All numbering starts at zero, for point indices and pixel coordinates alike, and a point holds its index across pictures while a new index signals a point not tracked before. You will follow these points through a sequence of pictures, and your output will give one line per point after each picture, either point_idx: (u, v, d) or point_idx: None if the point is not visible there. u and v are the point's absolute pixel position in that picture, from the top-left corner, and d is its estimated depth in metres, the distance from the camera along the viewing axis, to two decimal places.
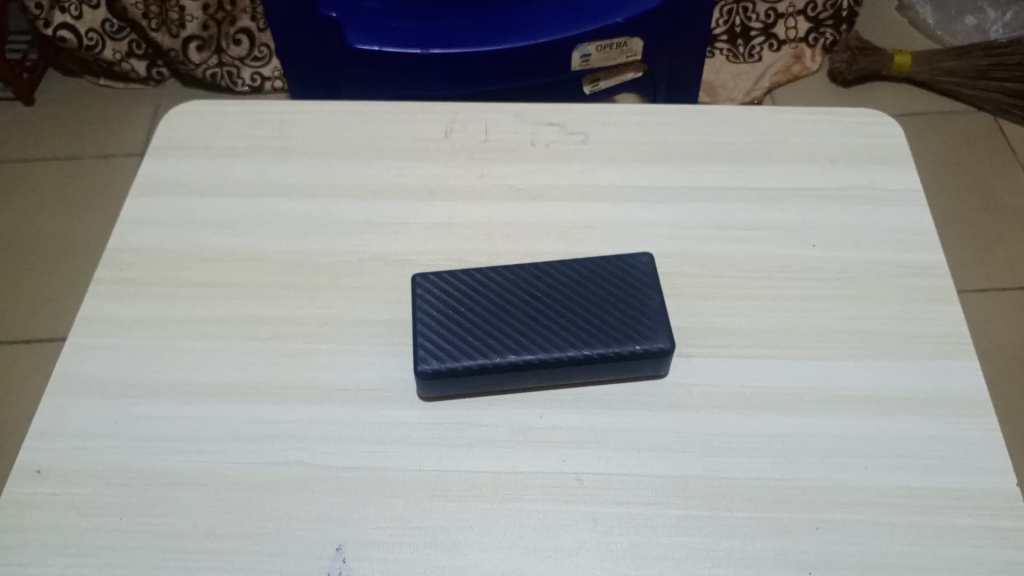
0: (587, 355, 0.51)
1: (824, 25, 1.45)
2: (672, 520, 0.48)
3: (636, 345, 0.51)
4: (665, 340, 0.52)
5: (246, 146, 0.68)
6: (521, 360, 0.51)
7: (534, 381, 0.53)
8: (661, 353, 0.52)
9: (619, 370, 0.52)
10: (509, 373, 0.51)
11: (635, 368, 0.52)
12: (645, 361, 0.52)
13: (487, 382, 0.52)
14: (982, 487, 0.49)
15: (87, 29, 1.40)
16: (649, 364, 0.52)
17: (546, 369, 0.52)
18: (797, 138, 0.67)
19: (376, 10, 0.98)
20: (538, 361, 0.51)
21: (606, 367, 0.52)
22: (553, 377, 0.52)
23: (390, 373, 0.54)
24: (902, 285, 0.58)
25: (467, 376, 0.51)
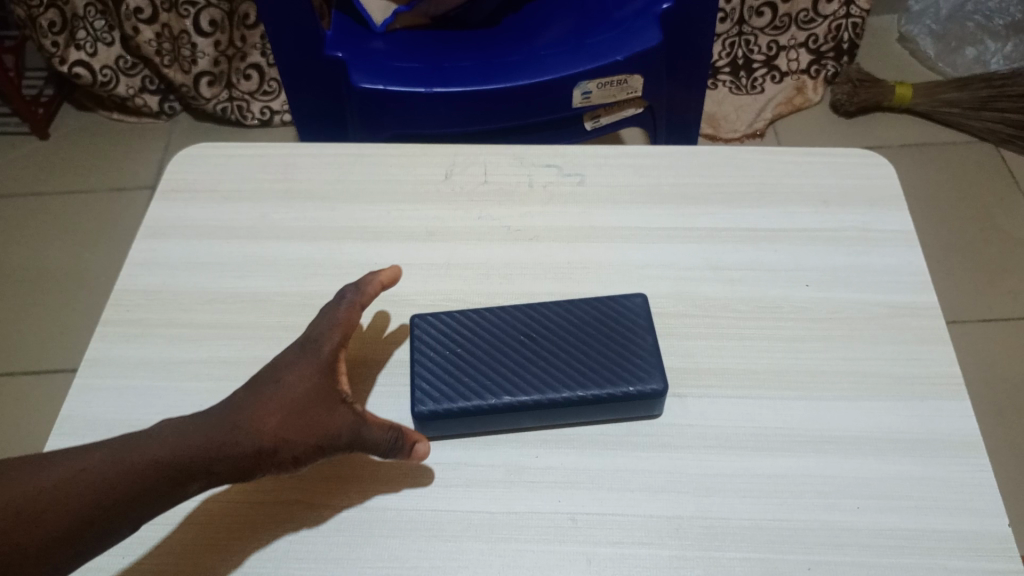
0: (581, 397, 0.52)
1: (825, 57, 1.46)
2: (664, 560, 0.48)
3: (630, 387, 0.52)
4: (658, 382, 0.53)
5: (254, 189, 0.70)
6: (515, 402, 0.52)
7: (531, 422, 0.54)
8: (654, 395, 0.53)
9: (612, 411, 0.53)
10: (503, 414, 0.53)
11: (628, 409, 0.53)
12: (636, 402, 0.53)
13: (484, 423, 0.53)
14: (974, 529, 0.49)
15: (102, 66, 1.42)
16: (643, 405, 0.53)
17: (540, 410, 0.53)
18: (790, 179, 0.68)
19: (381, 50, 1.01)
20: (533, 403, 0.52)
21: (600, 407, 0.53)
22: (548, 419, 0.53)
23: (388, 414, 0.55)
24: (894, 326, 0.59)
25: (462, 416, 0.52)
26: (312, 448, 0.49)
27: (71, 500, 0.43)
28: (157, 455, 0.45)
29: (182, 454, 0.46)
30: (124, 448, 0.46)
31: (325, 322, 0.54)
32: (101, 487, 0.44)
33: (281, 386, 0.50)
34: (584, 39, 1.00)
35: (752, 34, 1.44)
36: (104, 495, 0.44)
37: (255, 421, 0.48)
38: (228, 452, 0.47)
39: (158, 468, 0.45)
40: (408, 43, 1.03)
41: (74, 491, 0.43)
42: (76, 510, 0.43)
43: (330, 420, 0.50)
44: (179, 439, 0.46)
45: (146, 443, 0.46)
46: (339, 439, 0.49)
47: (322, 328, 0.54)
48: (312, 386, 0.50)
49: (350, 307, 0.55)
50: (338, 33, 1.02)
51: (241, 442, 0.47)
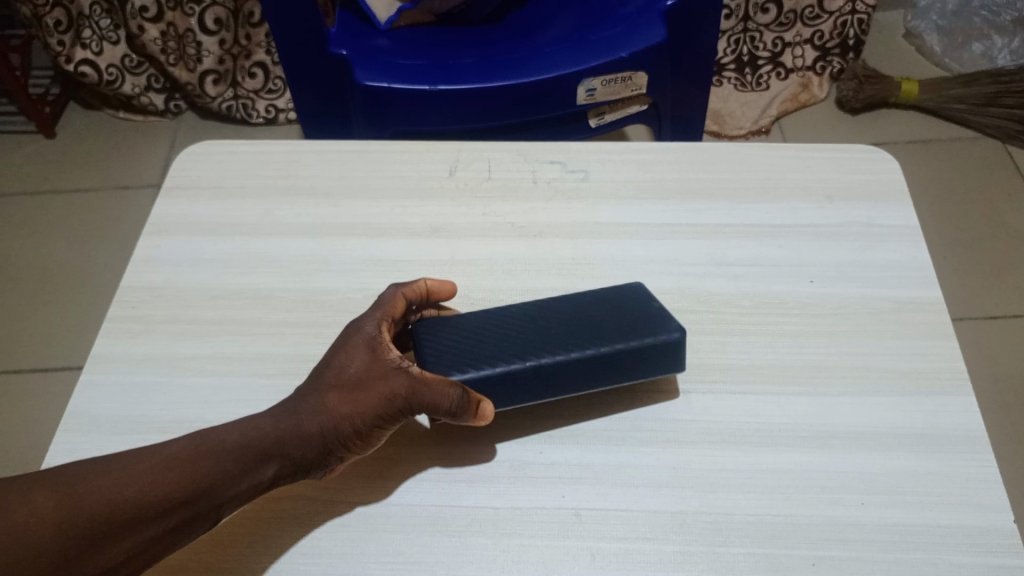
0: (606, 351, 0.52)
1: (831, 53, 1.46)
2: (669, 555, 0.48)
3: (651, 335, 0.53)
4: (676, 330, 0.53)
5: (257, 186, 0.70)
6: (538, 366, 0.52)
7: (560, 387, 0.53)
8: (671, 344, 0.53)
9: (635, 367, 0.53)
10: (527, 381, 0.52)
11: (649, 363, 0.53)
12: (658, 354, 0.53)
13: (512, 390, 0.52)
14: (980, 525, 0.49)
15: (107, 65, 1.43)
16: (667, 356, 0.53)
17: (563, 372, 0.52)
18: (794, 175, 0.68)
19: (385, 48, 1.01)
20: (559, 361, 0.52)
21: (628, 362, 0.53)
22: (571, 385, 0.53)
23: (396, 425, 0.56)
24: (899, 321, 0.59)
25: (485, 386, 0.52)
26: (375, 414, 0.49)
27: (159, 478, 0.43)
28: (232, 436, 0.46)
29: (251, 437, 0.46)
30: (196, 438, 0.45)
31: (370, 310, 0.55)
32: (183, 465, 0.44)
33: (336, 367, 0.51)
34: (588, 36, 1.00)
35: (757, 30, 1.44)
36: (182, 474, 0.43)
37: (316, 399, 0.49)
38: (293, 430, 0.48)
39: (229, 451, 0.45)
40: (413, 41, 1.03)
41: (152, 471, 0.43)
42: (155, 492, 0.42)
43: (384, 382, 0.50)
44: (251, 421, 0.47)
45: (220, 429, 0.47)
46: (399, 396, 0.50)
47: (367, 315, 0.55)
48: (366, 359, 0.51)
49: (394, 295, 0.56)
50: (342, 30, 1.02)
51: (303, 420, 0.48)
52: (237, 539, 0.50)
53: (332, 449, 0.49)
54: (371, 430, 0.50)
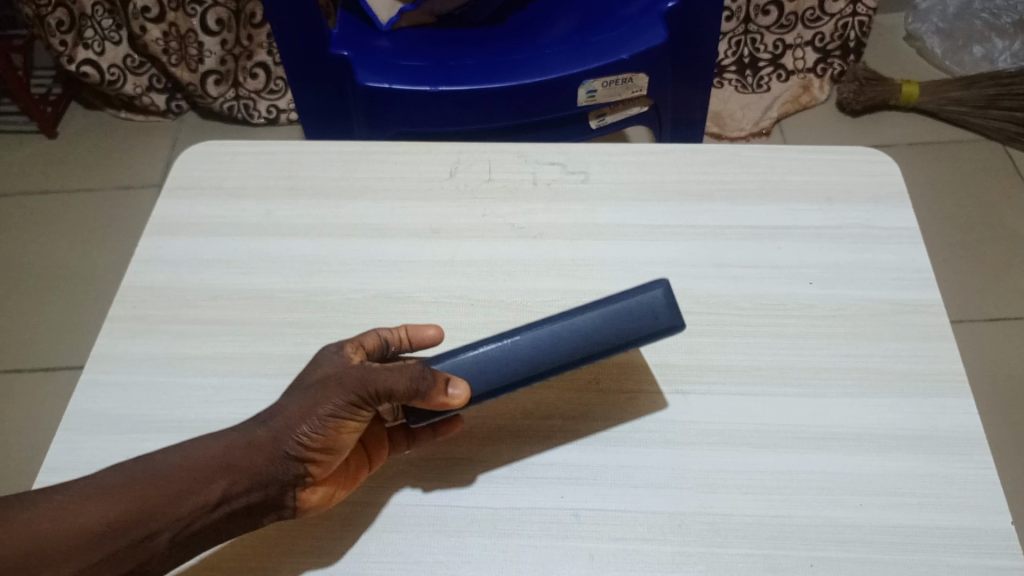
0: (580, 316, 0.51)
1: (832, 55, 1.46)
2: (667, 556, 0.49)
3: (626, 295, 0.51)
4: (654, 287, 0.51)
5: (258, 187, 0.70)
6: (513, 339, 0.51)
7: (542, 360, 0.50)
8: (646, 292, 0.51)
9: (620, 321, 0.50)
10: (508, 360, 0.51)
11: (633, 323, 0.50)
12: (636, 311, 0.50)
13: (491, 367, 0.51)
14: (978, 526, 0.49)
15: (109, 65, 1.43)
16: (650, 314, 0.50)
17: (542, 341, 0.51)
18: (794, 177, 0.68)
19: (386, 49, 1.01)
20: (532, 332, 0.51)
21: (607, 324, 0.50)
22: (558, 352, 0.50)
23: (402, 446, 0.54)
24: (899, 323, 0.59)
25: (463, 368, 0.51)
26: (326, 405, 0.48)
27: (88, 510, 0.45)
28: (174, 462, 0.48)
29: (193, 455, 0.47)
30: (145, 463, 0.47)
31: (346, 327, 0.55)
32: (115, 496, 0.46)
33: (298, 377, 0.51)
34: (589, 37, 1.00)
35: (758, 32, 1.43)
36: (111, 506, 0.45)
37: (270, 409, 0.49)
38: (239, 442, 0.48)
39: (175, 474, 0.47)
40: (414, 42, 1.04)
41: (86, 505, 0.46)
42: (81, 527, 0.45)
43: (335, 373, 0.49)
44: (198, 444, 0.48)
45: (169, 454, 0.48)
46: (347, 381, 0.48)
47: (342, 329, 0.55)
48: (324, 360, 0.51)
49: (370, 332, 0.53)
50: (343, 31, 1.02)
51: (253, 428, 0.48)
52: (239, 544, 0.51)
53: (286, 454, 0.48)
54: (325, 423, 0.48)
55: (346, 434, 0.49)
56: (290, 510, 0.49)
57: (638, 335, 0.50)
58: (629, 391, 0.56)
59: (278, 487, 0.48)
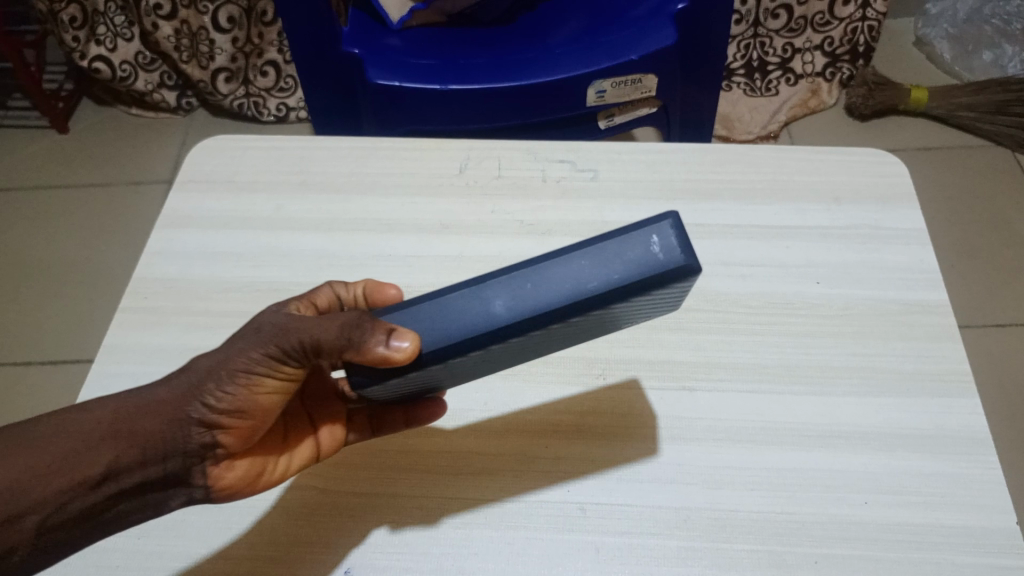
0: (558, 256, 0.40)
1: (841, 59, 1.46)
2: (672, 550, 0.49)
3: (623, 230, 0.39)
4: (660, 222, 0.39)
5: (269, 181, 0.70)
6: (479, 288, 0.40)
7: (504, 310, 0.39)
8: (648, 225, 0.39)
9: (611, 261, 0.38)
10: (465, 312, 0.40)
11: (625, 261, 0.38)
12: (632, 251, 0.38)
13: (443, 318, 0.40)
14: (984, 525, 0.49)
15: (121, 61, 1.44)
16: (648, 253, 0.38)
17: (514, 290, 0.39)
18: (803, 177, 0.68)
19: (397, 47, 1.02)
20: (496, 274, 0.40)
21: (590, 264, 0.39)
22: (534, 304, 0.39)
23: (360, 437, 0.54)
24: (906, 323, 0.59)
25: (416, 325, 0.41)
26: (239, 363, 0.44)
27: None
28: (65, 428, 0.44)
29: (87, 421, 0.44)
30: (32, 425, 0.45)
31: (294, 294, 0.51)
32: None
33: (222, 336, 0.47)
34: (599, 38, 1.00)
35: (768, 36, 1.43)
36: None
37: (182, 370, 0.46)
38: (139, 407, 0.45)
39: (56, 439, 0.44)
40: (424, 41, 1.04)
41: None
42: None
43: (253, 329, 0.45)
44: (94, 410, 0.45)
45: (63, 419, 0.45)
46: (257, 338, 0.44)
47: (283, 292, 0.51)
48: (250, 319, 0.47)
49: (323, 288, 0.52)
50: (355, 29, 1.03)
51: (157, 390, 0.45)
52: (246, 533, 0.51)
53: (191, 419, 0.45)
54: (230, 388, 0.45)
55: (260, 401, 0.47)
56: (200, 488, 0.48)
57: (636, 278, 0.38)
58: (621, 427, 0.54)
59: (180, 459, 0.46)
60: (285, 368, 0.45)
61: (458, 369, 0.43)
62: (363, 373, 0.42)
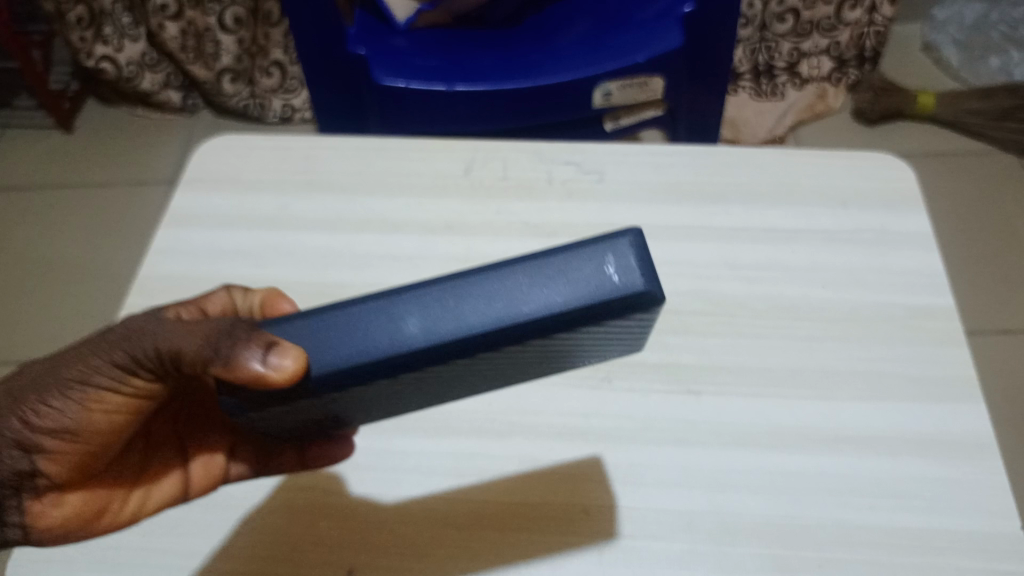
0: (493, 271, 0.34)
1: (847, 64, 1.46)
2: (676, 554, 0.49)
3: (573, 246, 0.34)
4: (617, 239, 0.33)
5: (274, 181, 0.70)
6: (388, 303, 0.34)
7: (420, 331, 0.33)
8: (601, 241, 0.33)
9: (554, 282, 0.33)
10: (374, 330, 0.34)
11: (572, 284, 0.33)
12: (580, 273, 0.33)
13: (347, 335, 0.34)
14: (989, 531, 0.49)
15: (127, 62, 1.44)
16: (600, 277, 0.33)
17: (429, 309, 0.33)
18: (810, 181, 0.68)
19: (403, 47, 1.01)
20: (415, 286, 0.34)
21: (530, 284, 0.33)
22: (457, 328, 0.33)
23: (240, 472, 0.53)
24: (912, 328, 0.59)
25: (314, 342, 0.34)
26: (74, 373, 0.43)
27: None
28: None
29: None
30: None
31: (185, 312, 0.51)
32: None
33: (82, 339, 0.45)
34: (607, 39, 0.99)
35: (774, 40, 1.43)
36: None
37: (21, 379, 0.45)
38: None
39: None
40: (430, 42, 1.04)
41: None
42: None
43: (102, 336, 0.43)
44: None
45: None
46: (101, 346, 0.43)
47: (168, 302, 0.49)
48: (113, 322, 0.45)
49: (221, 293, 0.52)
50: (360, 29, 1.02)
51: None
52: (248, 532, 0.51)
53: (9, 437, 0.44)
54: (58, 402, 0.44)
55: (94, 424, 0.46)
56: (17, 526, 0.47)
57: (582, 305, 0.33)
58: (552, 536, 0.50)
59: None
60: (131, 382, 0.44)
61: (354, 400, 0.37)
62: (240, 397, 0.36)
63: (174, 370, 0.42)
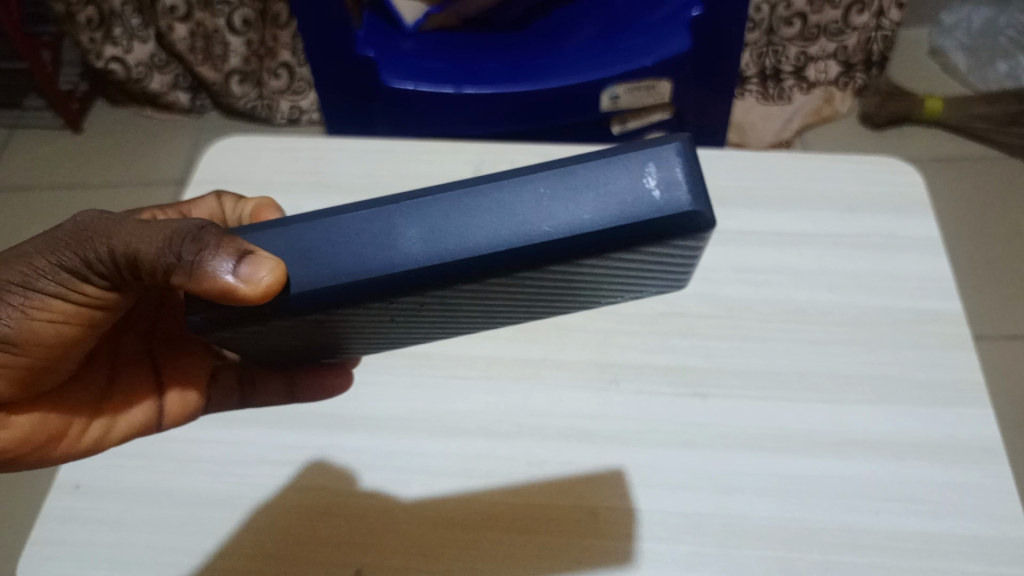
0: (511, 184, 0.33)
1: (856, 69, 1.45)
2: (682, 555, 0.49)
3: (598, 164, 0.33)
4: (647, 160, 0.32)
5: (283, 182, 0.71)
6: (400, 212, 0.33)
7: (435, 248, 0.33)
8: (632, 154, 0.33)
9: (576, 201, 0.32)
10: (385, 242, 0.33)
11: (596, 208, 0.32)
12: (606, 196, 0.32)
13: (355, 245, 0.33)
14: (995, 535, 0.49)
15: (136, 63, 1.44)
16: (627, 200, 0.32)
17: (445, 222, 0.33)
18: (820, 185, 0.67)
19: (411, 50, 1.02)
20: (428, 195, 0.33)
21: (551, 204, 0.33)
22: (471, 245, 0.33)
23: (221, 403, 0.56)
24: (920, 331, 0.58)
25: (322, 251, 0.34)
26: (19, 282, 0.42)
27: None
28: None
29: None
30: None
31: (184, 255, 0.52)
32: None
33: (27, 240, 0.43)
34: (614, 42, 0.99)
35: (781, 44, 1.43)
36: None
37: None
38: None
39: None
40: (439, 45, 1.04)
41: None
42: None
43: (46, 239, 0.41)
44: None
45: None
46: (52, 244, 0.41)
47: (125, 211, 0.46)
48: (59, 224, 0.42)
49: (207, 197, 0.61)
50: (368, 32, 1.03)
51: None
52: (256, 530, 0.51)
53: None
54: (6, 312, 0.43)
55: (43, 338, 0.44)
56: None
57: (607, 223, 0.32)
58: (530, 531, 0.50)
59: None
60: (81, 289, 0.42)
61: (358, 319, 0.37)
62: (207, 313, 0.37)
63: (124, 273, 0.41)
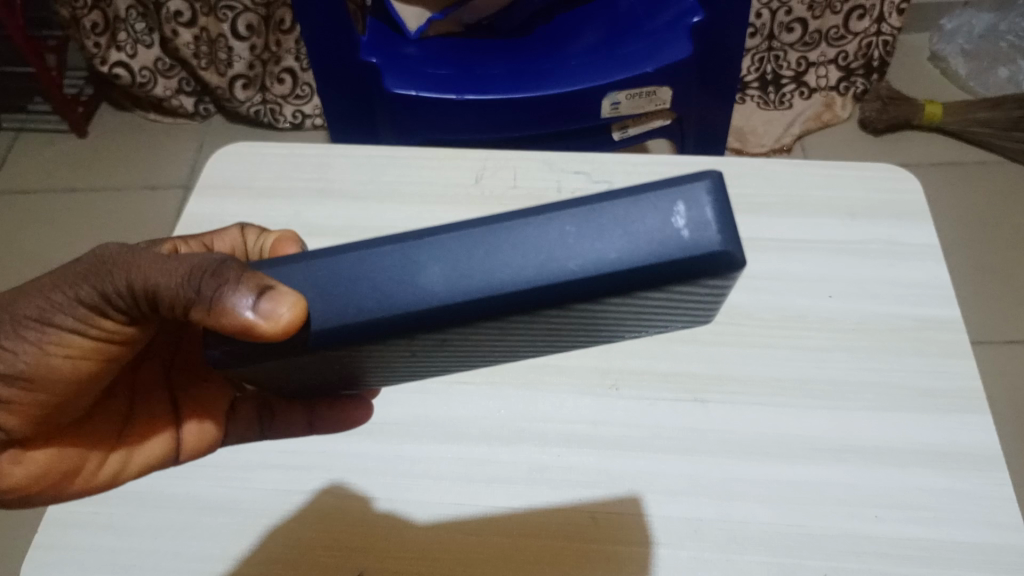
0: (536, 220, 0.31)
1: (855, 74, 1.46)
2: (683, 561, 0.50)
3: (627, 198, 0.31)
4: (680, 193, 0.30)
5: (287, 188, 0.71)
6: (419, 249, 0.32)
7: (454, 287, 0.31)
8: (666, 190, 0.30)
9: (604, 236, 0.30)
10: (402, 278, 0.32)
11: (623, 243, 0.30)
12: (634, 230, 0.30)
13: (370, 282, 0.32)
14: (994, 542, 0.50)
15: (141, 67, 1.45)
16: (656, 236, 0.30)
17: (464, 260, 0.31)
18: (821, 191, 0.68)
19: (413, 56, 1.03)
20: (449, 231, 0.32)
21: (576, 241, 0.31)
22: (492, 284, 0.31)
23: (239, 434, 0.55)
24: (920, 339, 0.59)
25: (335, 288, 0.33)
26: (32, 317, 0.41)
27: None
28: None
29: None
30: None
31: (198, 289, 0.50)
32: None
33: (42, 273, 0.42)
34: (615, 49, 1.00)
35: (782, 49, 1.44)
36: None
37: None
38: None
39: None
40: (441, 51, 1.05)
41: None
42: None
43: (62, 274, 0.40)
44: None
45: None
46: (66, 278, 0.40)
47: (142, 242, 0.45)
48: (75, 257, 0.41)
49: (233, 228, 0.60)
50: (372, 38, 1.03)
51: None
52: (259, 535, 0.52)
53: None
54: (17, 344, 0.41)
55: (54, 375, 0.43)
56: None
57: (636, 262, 0.30)
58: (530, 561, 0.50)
59: None
60: (98, 324, 0.41)
61: (381, 355, 0.36)
62: (225, 351, 0.36)
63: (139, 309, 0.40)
